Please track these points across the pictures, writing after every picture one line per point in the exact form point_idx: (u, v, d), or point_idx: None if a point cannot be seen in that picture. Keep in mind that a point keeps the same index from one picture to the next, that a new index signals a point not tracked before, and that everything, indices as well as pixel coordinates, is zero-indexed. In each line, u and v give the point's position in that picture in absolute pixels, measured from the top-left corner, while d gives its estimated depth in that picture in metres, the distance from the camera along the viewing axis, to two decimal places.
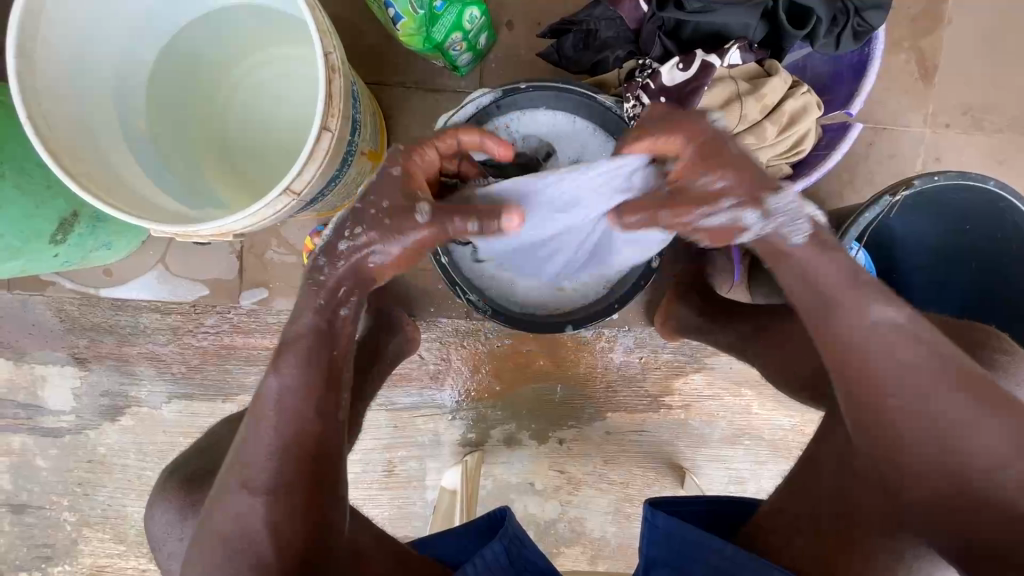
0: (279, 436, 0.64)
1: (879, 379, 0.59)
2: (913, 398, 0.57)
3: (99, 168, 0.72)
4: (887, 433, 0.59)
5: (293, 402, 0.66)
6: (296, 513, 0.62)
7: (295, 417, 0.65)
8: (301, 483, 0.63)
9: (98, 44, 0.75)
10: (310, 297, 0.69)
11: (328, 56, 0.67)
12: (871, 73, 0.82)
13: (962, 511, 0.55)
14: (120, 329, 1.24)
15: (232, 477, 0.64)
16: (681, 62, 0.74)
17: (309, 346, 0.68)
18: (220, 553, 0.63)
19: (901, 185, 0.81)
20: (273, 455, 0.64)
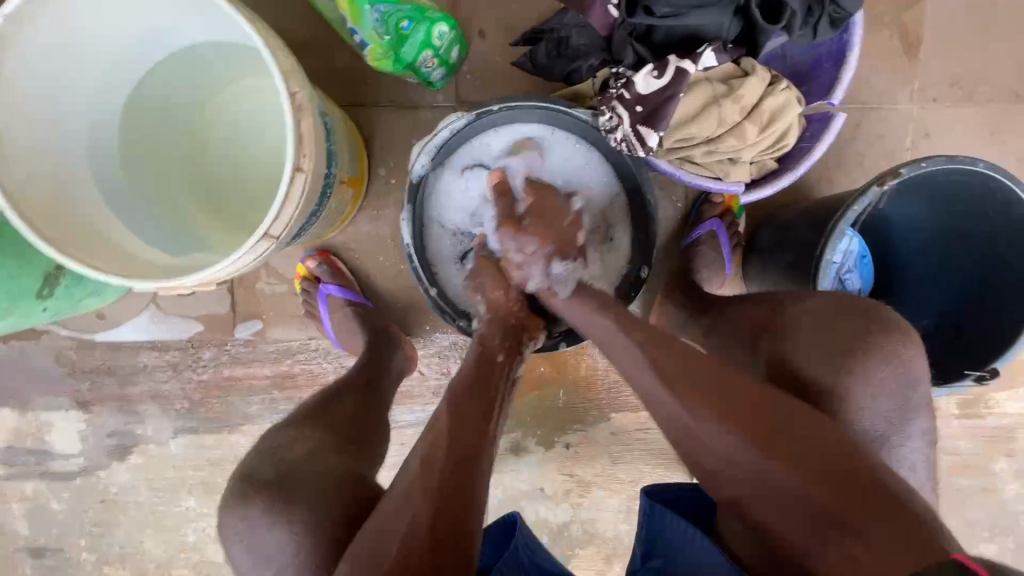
0: (449, 443, 0.67)
1: (691, 422, 0.67)
2: (695, 410, 0.67)
3: (77, 227, 0.71)
4: (681, 435, 0.68)
5: (464, 418, 0.70)
6: (462, 515, 0.61)
7: (461, 432, 0.68)
8: (459, 489, 0.63)
9: (63, 99, 0.73)
10: (476, 343, 0.82)
11: (295, 96, 0.65)
12: (850, 62, 0.81)
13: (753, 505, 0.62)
14: (120, 369, 1.24)
15: (410, 483, 0.63)
16: (655, 69, 0.71)
17: (467, 380, 0.76)
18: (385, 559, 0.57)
19: (889, 174, 0.80)
20: (453, 458, 0.65)
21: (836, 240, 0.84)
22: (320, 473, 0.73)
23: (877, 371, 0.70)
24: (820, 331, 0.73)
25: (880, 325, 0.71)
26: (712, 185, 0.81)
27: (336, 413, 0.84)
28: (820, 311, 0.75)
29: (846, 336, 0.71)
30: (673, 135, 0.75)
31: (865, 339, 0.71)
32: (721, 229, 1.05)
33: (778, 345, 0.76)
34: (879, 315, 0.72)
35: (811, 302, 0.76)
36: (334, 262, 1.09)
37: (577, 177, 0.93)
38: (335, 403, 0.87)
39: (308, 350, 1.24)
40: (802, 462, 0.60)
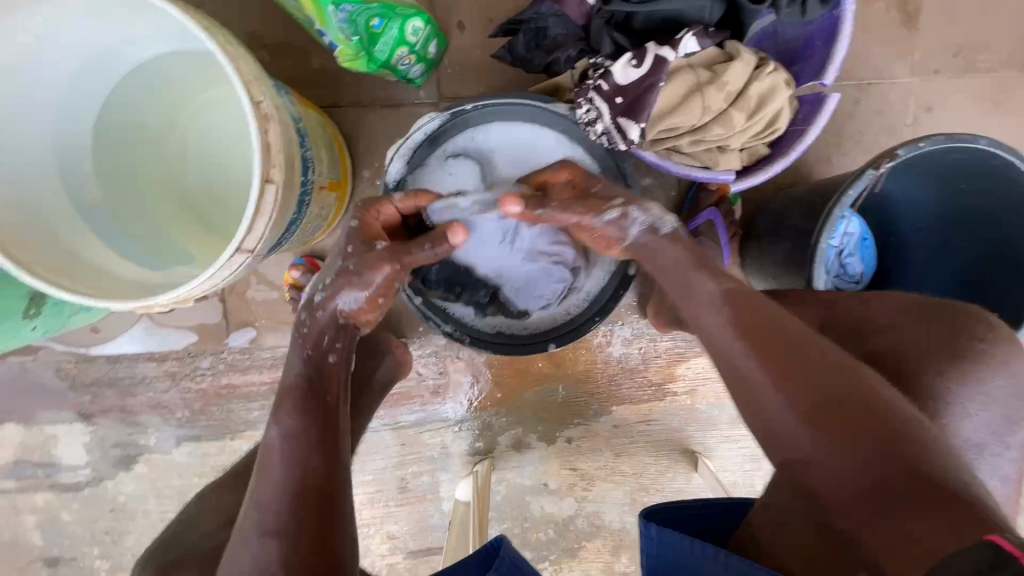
0: (286, 478, 0.63)
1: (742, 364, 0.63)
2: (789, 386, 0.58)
3: (52, 249, 0.70)
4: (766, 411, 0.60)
5: (297, 446, 0.66)
6: (316, 534, 0.59)
7: (301, 454, 0.65)
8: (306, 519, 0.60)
9: (28, 118, 0.72)
10: (299, 347, 0.75)
11: (260, 105, 0.63)
12: (842, 39, 0.77)
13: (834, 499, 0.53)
14: (119, 381, 1.25)
15: (254, 525, 0.61)
16: (634, 58, 0.68)
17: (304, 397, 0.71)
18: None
19: (884, 156, 0.75)
20: (285, 497, 0.62)
21: (832, 228, 0.79)
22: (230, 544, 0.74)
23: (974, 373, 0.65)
24: (908, 335, 0.69)
25: (985, 332, 0.67)
26: (702, 175, 0.76)
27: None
28: (907, 313, 0.71)
29: (937, 339, 0.67)
30: (657, 125, 0.72)
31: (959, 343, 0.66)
32: (718, 218, 1.02)
33: (852, 345, 0.73)
34: (981, 320, 0.68)
35: (886, 297, 0.74)
36: (321, 269, 1.08)
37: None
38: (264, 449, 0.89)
39: None
40: (883, 446, 0.52)
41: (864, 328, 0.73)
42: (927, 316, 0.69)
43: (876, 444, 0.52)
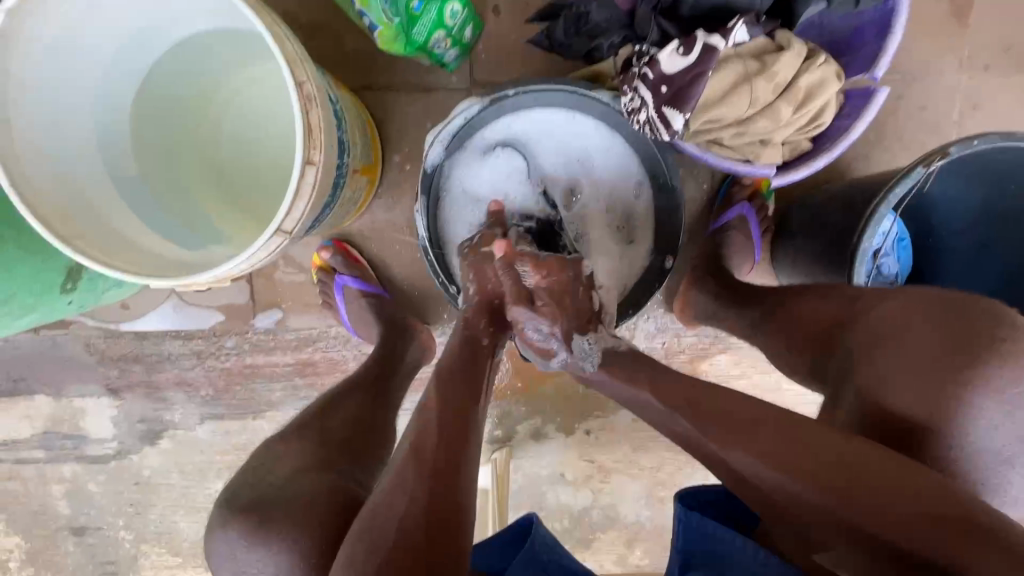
0: (453, 434, 0.65)
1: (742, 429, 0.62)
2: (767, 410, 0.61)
3: (94, 225, 0.71)
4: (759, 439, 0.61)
5: (473, 412, 0.69)
6: (457, 506, 0.59)
7: (469, 420, 0.68)
8: (452, 475, 0.61)
9: (72, 93, 0.72)
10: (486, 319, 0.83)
11: (303, 85, 0.63)
12: (896, 31, 0.74)
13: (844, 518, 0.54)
14: (146, 357, 1.27)
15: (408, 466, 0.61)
16: (681, 46, 0.66)
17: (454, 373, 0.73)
18: (377, 554, 0.54)
19: (936, 154, 0.73)
20: (454, 452, 0.63)
21: (876, 226, 0.77)
22: (306, 491, 0.68)
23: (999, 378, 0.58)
24: (923, 338, 0.63)
25: (1009, 332, 0.60)
26: (742, 169, 0.76)
27: (332, 422, 0.80)
28: (921, 312, 0.64)
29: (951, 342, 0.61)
30: (701, 115, 0.70)
31: (981, 347, 0.59)
32: (750, 213, 1.00)
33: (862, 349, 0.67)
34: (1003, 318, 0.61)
35: (899, 300, 0.66)
36: (348, 252, 1.08)
37: (598, 161, 0.90)
38: (335, 410, 0.83)
39: (327, 338, 1.25)
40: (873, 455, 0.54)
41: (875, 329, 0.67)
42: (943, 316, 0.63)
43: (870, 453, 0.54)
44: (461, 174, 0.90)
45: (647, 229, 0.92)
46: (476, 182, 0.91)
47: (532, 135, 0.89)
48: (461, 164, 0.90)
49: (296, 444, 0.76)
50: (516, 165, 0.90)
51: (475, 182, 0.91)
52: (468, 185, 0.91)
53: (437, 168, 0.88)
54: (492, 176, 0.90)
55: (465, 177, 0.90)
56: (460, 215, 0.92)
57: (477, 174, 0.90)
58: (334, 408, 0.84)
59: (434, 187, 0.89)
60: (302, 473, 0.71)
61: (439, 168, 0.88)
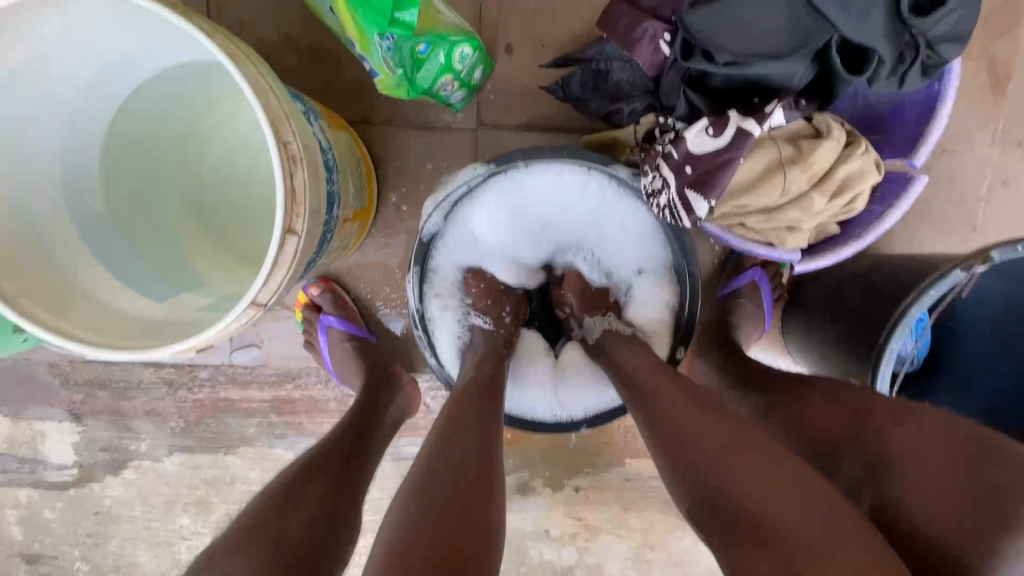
0: (462, 442, 0.64)
1: (688, 437, 0.63)
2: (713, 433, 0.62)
3: (48, 277, 0.64)
4: (698, 452, 0.61)
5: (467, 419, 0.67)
6: (479, 517, 0.56)
7: (473, 429, 0.66)
8: (467, 484, 0.59)
9: (34, 127, 0.65)
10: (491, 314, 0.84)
11: (288, 145, 0.56)
12: (940, 117, 0.68)
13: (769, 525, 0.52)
14: (114, 383, 1.20)
15: (420, 484, 0.58)
16: (710, 126, 0.60)
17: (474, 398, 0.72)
18: (429, 545, 0.51)
19: (976, 258, 0.66)
20: (460, 459, 0.61)
21: (905, 328, 0.71)
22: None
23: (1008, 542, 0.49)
24: (935, 492, 0.54)
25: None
26: (764, 253, 0.69)
27: (297, 513, 0.64)
28: (938, 447, 0.56)
29: (961, 474, 0.54)
30: (727, 202, 0.64)
31: (1008, 509, 0.50)
32: (763, 280, 0.96)
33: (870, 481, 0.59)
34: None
35: (913, 422, 0.60)
36: (337, 291, 1.02)
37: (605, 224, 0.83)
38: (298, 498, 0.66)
39: (309, 375, 1.18)
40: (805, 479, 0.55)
41: (883, 464, 0.59)
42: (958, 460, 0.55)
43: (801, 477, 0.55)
44: (455, 238, 0.84)
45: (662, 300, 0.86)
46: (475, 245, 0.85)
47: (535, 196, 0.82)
48: (453, 231, 0.83)
49: (243, 556, 0.57)
50: (519, 227, 0.84)
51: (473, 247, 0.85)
52: (465, 248, 0.85)
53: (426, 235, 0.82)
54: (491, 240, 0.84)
55: (460, 242, 0.84)
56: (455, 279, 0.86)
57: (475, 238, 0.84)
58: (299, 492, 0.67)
59: (425, 255, 0.83)
60: None
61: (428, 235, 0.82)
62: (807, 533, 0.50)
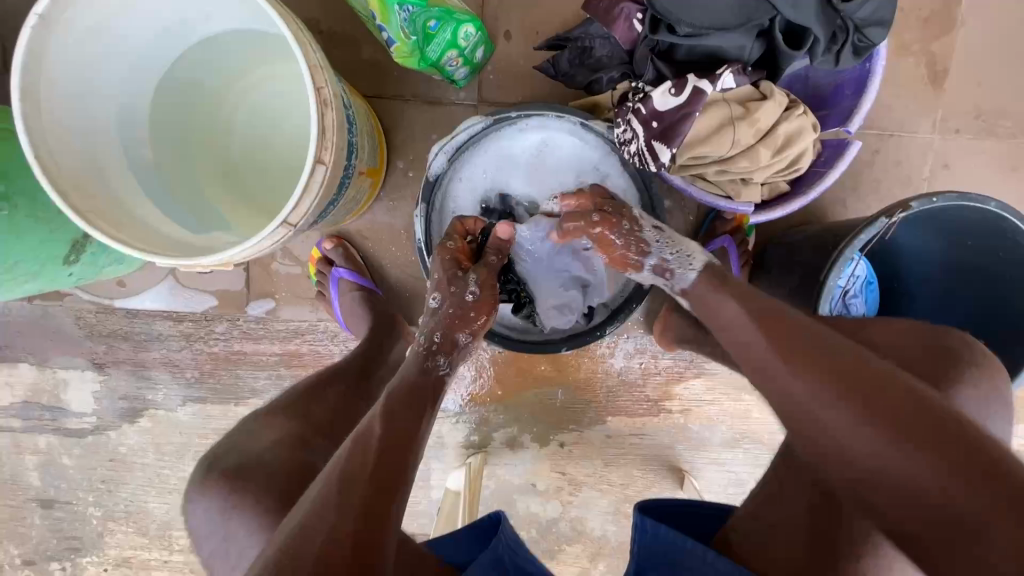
0: (377, 441, 0.69)
1: (819, 413, 0.58)
2: (807, 379, 0.61)
3: (106, 201, 0.74)
4: (804, 413, 0.60)
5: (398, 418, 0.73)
6: (376, 514, 0.62)
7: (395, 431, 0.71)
8: (369, 486, 0.64)
9: (101, 76, 0.76)
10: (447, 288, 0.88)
11: (321, 90, 0.68)
12: (871, 91, 0.81)
13: (895, 477, 0.52)
14: (135, 335, 1.29)
15: (332, 483, 0.64)
16: (673, 87, 0.72)
17: (403, 401, 0.77)
18: (318, 530, 0.59)
19: (898, 207, 0.79)
20: (374, 460, 0.67)
21: (841, 268, 0.83)
22: (281, 462, 0.79)
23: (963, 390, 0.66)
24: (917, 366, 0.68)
25: (967, 350, 0.68)
26: (723, 204, 0.81)
27: (318, 409, 0.89)
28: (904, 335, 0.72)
29: (930, 362, 0.68)
30: (687, 151, 0.76)
31: (953, 370, 0.67)
32: (731, 245, 1.05)
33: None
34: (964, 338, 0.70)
35: (882, 325, 0.74)
36: (348, 249, 1.12)
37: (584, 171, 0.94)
38: (316, 399, 0.90)
39: (317, 331, 1.28)
40: (917, 428, 0.52)
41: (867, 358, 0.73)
42: (925, 347, 0.69)
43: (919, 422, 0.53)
44: (459, 177, 0.95)
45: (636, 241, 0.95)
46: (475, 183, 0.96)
47: (524, 144, 0.94)
48: (459, 172, 0.95)
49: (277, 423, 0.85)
50: (511, 167, 0.95)
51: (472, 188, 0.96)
52: (468, 187, 0.96)
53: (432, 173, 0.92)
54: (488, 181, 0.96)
55: (463, 180, 0.95)
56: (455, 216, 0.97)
57: (474, 177, 0.96)
58: (320, 394, 0.91)
59: (430, 191, 0.92)
60: (284, 446, 0.82)
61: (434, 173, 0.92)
62: (914, 471, 0.50)
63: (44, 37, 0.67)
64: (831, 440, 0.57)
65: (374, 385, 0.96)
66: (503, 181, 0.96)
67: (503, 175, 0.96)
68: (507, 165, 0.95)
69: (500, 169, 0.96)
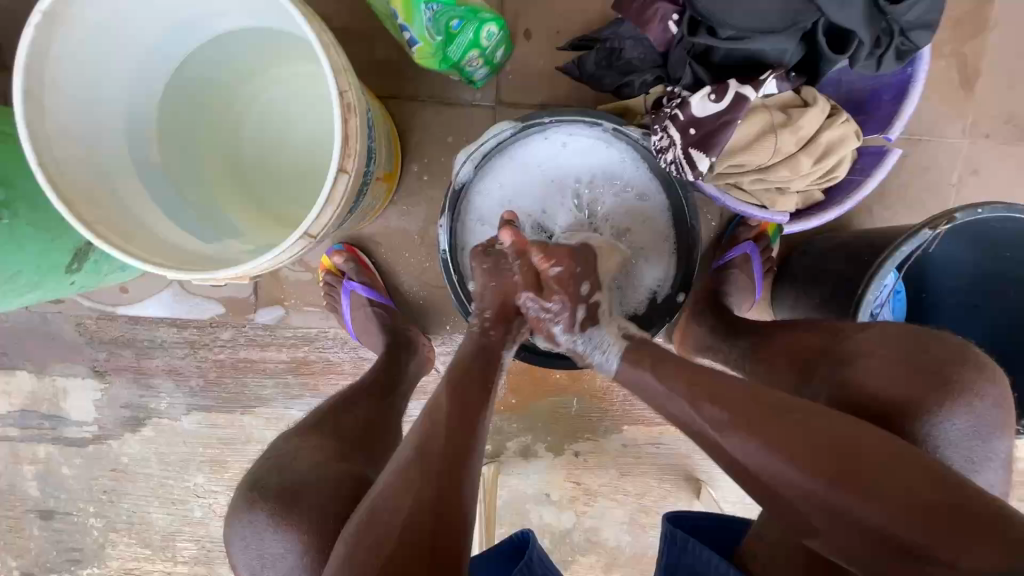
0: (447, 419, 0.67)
1: (755, 466, 0.60)
2: (745, 436, 0.61)
3: (111, 209, 0.70)
4: (761, 478, 0.60)
5: (466, 392, 0.72)
6: (452, 496, 0.60)
7: (461, 403, 0.70)
8: (440, 469, 0.62)
9: (107, 77, 0.72)
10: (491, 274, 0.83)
11: (345, 93, 0.64)
12: (914, 97, 0.77)
13: (858, 528, 0.53)
14: (138, 342, 1.25)
15: (405, 469, 0.62)
16: (713, 93, 0.70)
17: (462, 372, 0.75)
18: (393, 526, 0.57)
19: (942, 218, 0.77)
20: (449, 436, 0.66)
21: (880, 282, 0.80)
22: (324, 482, 0.72)
23: (950, 416, 0.63)
24: (896, 391, 0.66)
25: (957, 368, 0.64)
26: (758, 215, 0.79)
27: (346, 422, 0.84)
28: (886, 338, 0.69)
29: (912, 362, 0.66)
30: (726, 160, 0.75)
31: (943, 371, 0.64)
32: (754, 253, 1.03)
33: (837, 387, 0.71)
34: (967, 356, 0.65)
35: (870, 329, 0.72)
36: (359, 258, 1.08)
37: (610, 176, 0.92)
38: (340, 419, 0.84)
39: (326, 338, 1.24)
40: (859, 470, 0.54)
41: (850, 360, 0.71)
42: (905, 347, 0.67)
43: (857, 467, 0.54)
44: (483, 181, 0.91)
45: (665, 250, 0.93)
46: (500, 187, 0.92)
47: (550, 147, 0.91)
48: (484, 176, 0.91)
49: (313, 437, 0.80)
50: (536, 171, 0.92)
51: (497, 192, 0.92)
52: (492, 192, 0.92)
53: (458, 177, 0.88)
54: (513, 187, 0.92)
55: (487, 185, 0.91)
56: (479, 220, 0.93)
57: (499, 181, 0.91)
58: (346, 410, 0.86)
59: (455, 197, 0.89)
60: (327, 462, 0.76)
61: (458, 177, 0.88)
62: (867, 511, 0.52)
63: (48, 34, 0.63)
64: (791, 502, 0.57)
65: (399, 398, 0.94)
66: (528, 186, 0.92)
67: (528, 180, 0.92)
68: (533, 169, 0.92)
69: (526, 174, 0.92)
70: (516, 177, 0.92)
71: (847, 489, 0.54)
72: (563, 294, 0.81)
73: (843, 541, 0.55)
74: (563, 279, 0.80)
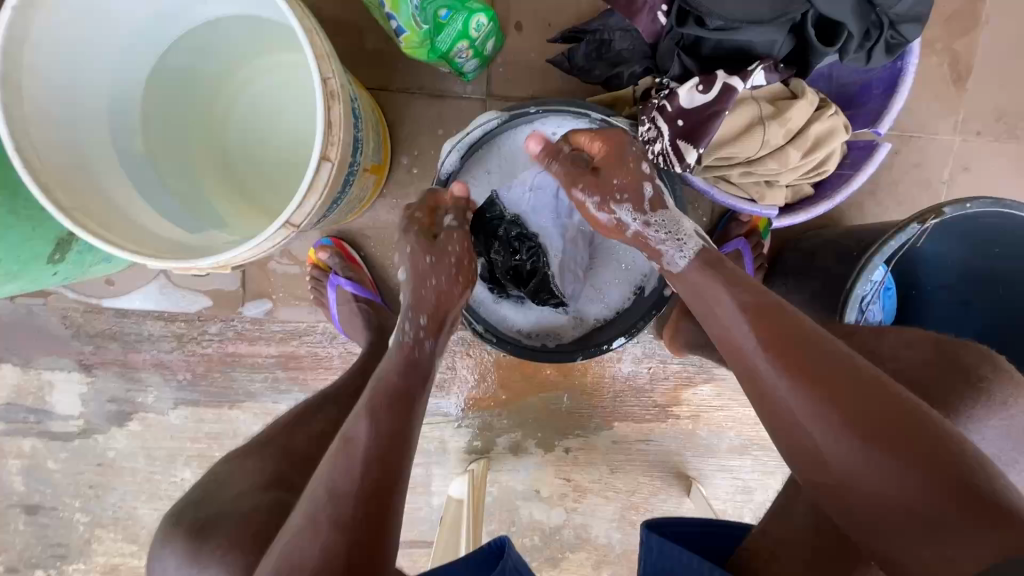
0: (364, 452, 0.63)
1: (801, 418, 0.56)
2: (798, 382, 0.57)
3: (92, 197, 0.69)
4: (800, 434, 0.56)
5: (385, 421, 0.67)
6: (365, 532, 0.57)
7: (382, 432, 0.65)
8: (356, 503, 0.59)
9: (88, 64, 0.71)
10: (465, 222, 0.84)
11: (328, 80, 0.63)
12: (903, 91, 0.77)
13: (895, 513, 0.49)
14: (125, 335, 1.24)
15: (318, 505, 0.59)
16: (700, 84, 0.71)
17: (384, 396, 0.70)
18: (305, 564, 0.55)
19: (930, 213, 0.77)
20: (364, 466, 0.62)
21: (869, 276, 0.80)
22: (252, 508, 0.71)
23: (983, 419, 0.63)
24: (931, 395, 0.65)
25: (989, 373, 0.64)
26: (747, 207, 0.78)
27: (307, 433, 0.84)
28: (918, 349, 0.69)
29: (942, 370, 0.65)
30: (716, 152, 0.75)
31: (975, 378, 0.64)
32: (746, 249, 1.01)
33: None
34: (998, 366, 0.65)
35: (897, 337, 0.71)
36: (346, 253, 1.07)
37: None
38: (308, 422, 0.86)
39: (315, 332, 1.23)
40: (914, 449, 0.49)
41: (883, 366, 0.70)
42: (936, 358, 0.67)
43: (915, 445, 0.49)
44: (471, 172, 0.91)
45: None
46: (489, 178, 0.92)
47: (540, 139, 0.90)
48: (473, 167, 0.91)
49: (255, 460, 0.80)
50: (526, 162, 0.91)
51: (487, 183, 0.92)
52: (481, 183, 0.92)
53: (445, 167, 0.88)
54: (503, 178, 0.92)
55: (475, 176, 0.91)
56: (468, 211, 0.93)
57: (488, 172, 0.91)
58: (315, 416, 0.87)
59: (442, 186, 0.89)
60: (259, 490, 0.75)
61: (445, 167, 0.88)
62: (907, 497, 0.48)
63: (27, 18, 0.62)
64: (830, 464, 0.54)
65: None
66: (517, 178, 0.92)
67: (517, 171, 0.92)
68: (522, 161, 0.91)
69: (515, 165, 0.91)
70: (505, 167, 0.91)
71: (896, 473, 0.49)
72: (624, 176, 0.72)
73: (874, 524, 0.51)
74: (611, 162, 0.73)
